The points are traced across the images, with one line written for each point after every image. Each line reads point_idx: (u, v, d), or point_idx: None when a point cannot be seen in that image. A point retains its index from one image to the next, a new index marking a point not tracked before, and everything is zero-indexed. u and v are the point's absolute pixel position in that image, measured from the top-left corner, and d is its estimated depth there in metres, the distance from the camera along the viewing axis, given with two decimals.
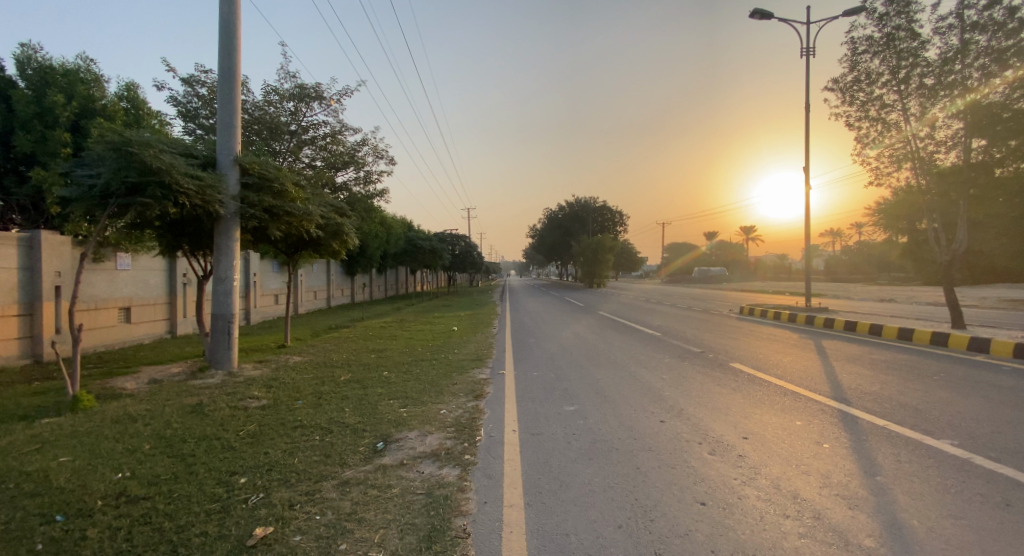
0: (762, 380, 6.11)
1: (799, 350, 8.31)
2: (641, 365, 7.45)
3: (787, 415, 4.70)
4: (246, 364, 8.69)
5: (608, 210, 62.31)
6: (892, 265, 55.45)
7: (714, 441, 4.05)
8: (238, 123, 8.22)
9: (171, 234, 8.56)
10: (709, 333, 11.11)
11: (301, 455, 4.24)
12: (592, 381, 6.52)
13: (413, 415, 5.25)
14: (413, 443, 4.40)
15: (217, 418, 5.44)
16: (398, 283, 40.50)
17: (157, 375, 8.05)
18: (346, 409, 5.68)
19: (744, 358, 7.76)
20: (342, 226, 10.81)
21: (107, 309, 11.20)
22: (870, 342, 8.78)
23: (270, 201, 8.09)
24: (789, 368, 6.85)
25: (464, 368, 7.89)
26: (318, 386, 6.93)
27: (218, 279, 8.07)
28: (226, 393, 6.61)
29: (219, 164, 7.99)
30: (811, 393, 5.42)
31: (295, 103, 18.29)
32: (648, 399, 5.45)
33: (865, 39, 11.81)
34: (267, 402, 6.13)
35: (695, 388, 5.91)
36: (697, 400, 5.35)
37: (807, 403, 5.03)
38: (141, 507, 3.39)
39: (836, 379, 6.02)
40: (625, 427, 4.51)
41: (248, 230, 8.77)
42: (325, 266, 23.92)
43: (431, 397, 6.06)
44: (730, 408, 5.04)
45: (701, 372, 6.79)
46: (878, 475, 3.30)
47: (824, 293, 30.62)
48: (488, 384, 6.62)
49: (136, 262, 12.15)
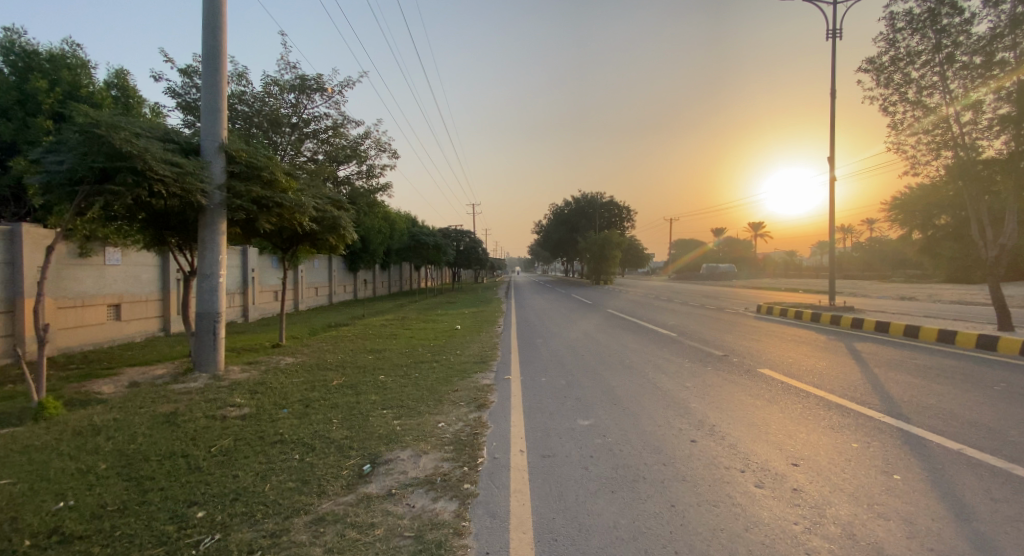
0: (799, 390, 5.48)
1: (831, 354, 7.65)
2: (659, 370, 6.81)
3: (839, 435, 4.07)
4: (234, 365, 8.12)
5: (615, 205, 61.44)
6: (907, 261, 54.29)
7: (761, 470, 3.42)
8: (223, 107, 7.64)
9: (155, 227, 8.00)
10: (728, 333, 10.49)
11: (274, 480, 3.64)
12: (607, 388, 5.91)
13: (407, 429, 4.65)
14: (405, 466, 3.79)
15: (189, 430, 4.86)
16: (401, 278, 40.00)
17: (138, 378, 7.50)
18: (334, 421, 5.10)
19: (773, 362, 7.09)
20: (338, 219, 10.21)
21: (95, 307, 10.68)
22: (909, 345, 8.09)
23: (259, 191, 7.50)
24: (827, 374, 6.22)
25: (467, 372, 7.28)
26: (307, 392, 6.35)
27: (203, 275, 7.50)
28: (206, 400, 6.03)
29: (203, 152, 7.40)
30: (860, 406, 4.80)
31: (296, 94, 17.76)
32: (674, 412, 4.83)
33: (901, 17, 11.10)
34: (248, 411, 5.55)
35: (724, 399, 5.29)
36: (729, 414, 4.74)
37: (858, 420, 4.40)
38: (72, 550, 2.80)
39: (883, 390, 5.37)
40: (651, 448, 3.90)
41: (236, 223, 8.20)
42: (327, 262, 23.40)
43: (428, 406, 5.45)
44: (769, 424, 4.42)
45: (728, 379, 6.17)
46: (975, 522, 2.68)
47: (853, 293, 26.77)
48: (492, 391, 6.01)
49: (126, 257, 11.62)
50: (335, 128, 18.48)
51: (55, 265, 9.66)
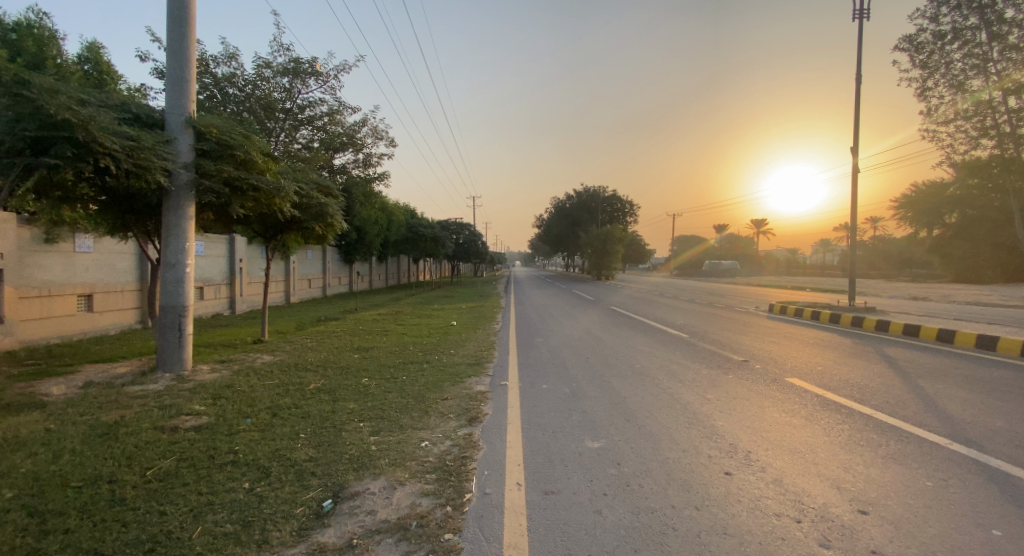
0: (840, 406, 4.76)
1: (861, 361, 6.94)
2: (674, 378, 6.10)
3: (905, 470, 3.35)
4: (203, 364, 7.38)
5: (618, 199, 60.72)
6: (914, 260, 53.53)
7: (822, 521, 2.70)
8: (191, 78, 6.87)
9: (117, 211, 7.23)
10: (742, 334, 9.82)
11: (207, 521, 2.91)
12: (617, 399, 5.20)
13: (383, 450, 3.93)
14: (374, 503, 3.06)
15: (127, 447, 4.13)
16: (398, 271, 39.27)
17: (95, 377, 6.77)
18: (301, 437, 4.38)
19: (801, 370, 6.36)
20: (324, 207, 9.44)
21: (64, 296, 9.95)
22: (948, 351, 7.39)
23: (230, 171, 6.75)
24: (865, 386, 5.53)
25: (459, 376, 6.55)
26: (278, 399, 5.62)
27: (167, 264, 6.70)
28: (162, 406, 5.29)
29: (167, 126, 6.64)
30: (916, 428, 4.11)
31: (289, 79, 16.97)
32: (700, 433, 4.12)
33: (924, 51, 16.54)
34: (205, 422, 4.80)
35: (753, 415, 4.59)
36: (763, 436, 4.03)
37: (922, 450, 3.68)
38: None
39: (940, 409, 4.63)
40: (677, 485, 3.17)
41: (207, 208, 7.43)
42: (321, 253, 22.66)
43: (411, 419, 4.73)
44: (815, 451, 3.70)
45: (753, 389, 5.48)
46: None
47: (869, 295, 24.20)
48: (486, 400, 5.29)
49: (100, 245, 10.89)
50: (330, 115, 17.71)
51: (17, 251, 8.90)
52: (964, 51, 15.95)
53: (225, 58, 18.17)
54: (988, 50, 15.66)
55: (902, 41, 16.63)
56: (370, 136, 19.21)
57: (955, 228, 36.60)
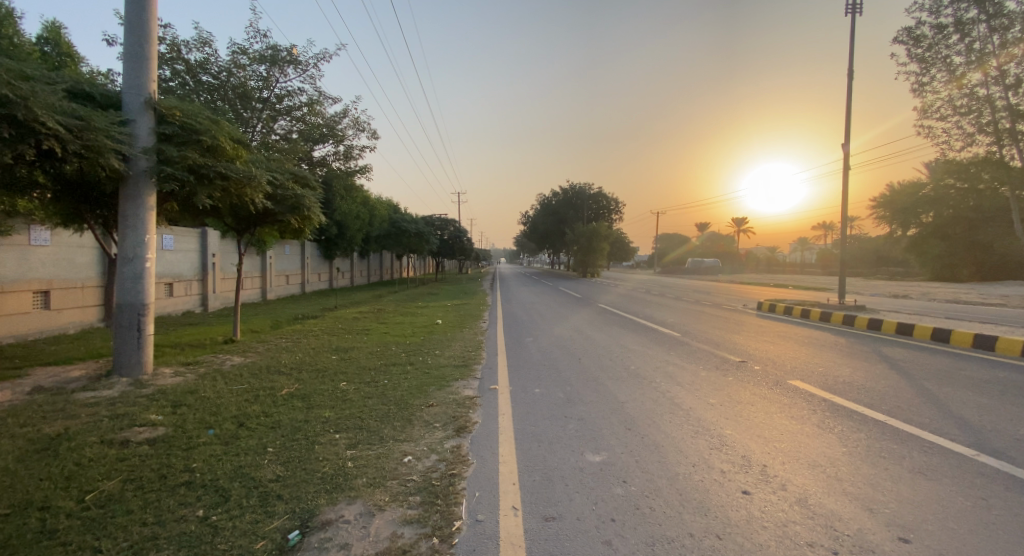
0: (851, 412, 4.47)
1: (862, 361, 6.71)
2: (672, 380, 5.78)
3: (939, 488, 3.05)
4: (166, 367, 6.83)
5: (602, 196, 60.64)
6: (891, 259, 54.46)
7: (862, 552, 2.38)
8: (153, 56, 6.33)
9: (69, 199, 6.62)
10: (736, 333, 9.59)
11: None
12: (615, 405, 4.85)
13: (361, 468, 3.50)
14: (349, 534, 2.65)
15: (68, 465, 3.63)
16: (380, 267, 38.42)
17: (44, 381, 6.19)
18: (269, 451, 3.92)
19: (802, 372, 6.11)
20: (300, 198, 8.91)
21: (18, 293, 9.24)
22: (948, 351, 7.21)
23: (195, 157, 6.20)
24: (871, 389, 5.29)
25: (445, 379, 6.13)
26: (246, 406, 5.13)
27: (124, 259, 6.15)
28: (114, 415, 4.76)
29: (125, 107, 6.08)
30: (937, 437, 3.84)
31: (266, 67, 16.24)
32: (710, 444, 3.78)
33: (922, 44, 16.69)
34: (161, 434, 4.31)
35: (762, 423, 4.27)
36: (777, 447, 3.71)
37: (948, 463, 3.39)
38: None
39: (956, 415, 4.37)
40: (693, 507, 2.82)
41: (170, 198, 6.87)
42: (299, 248, 21.92)
43: (392, 430, 4.30)
44: (836, 465, 3.39)
45: (756, 393, 5.18)
46: None
47: (855, 293, 24.23)
48: (474, 407, 4.89)
49: (58, 238, 10.18)
50: (310, 105, 17.06)
51: None
52: (964, 44, 16.15)
53: (198, 44, 17.39)
54: (989, 42, 15.74)
55: (901, 33, 16.60)
56: (351, 128, 18.58)
57: (931, 226, 37.18)
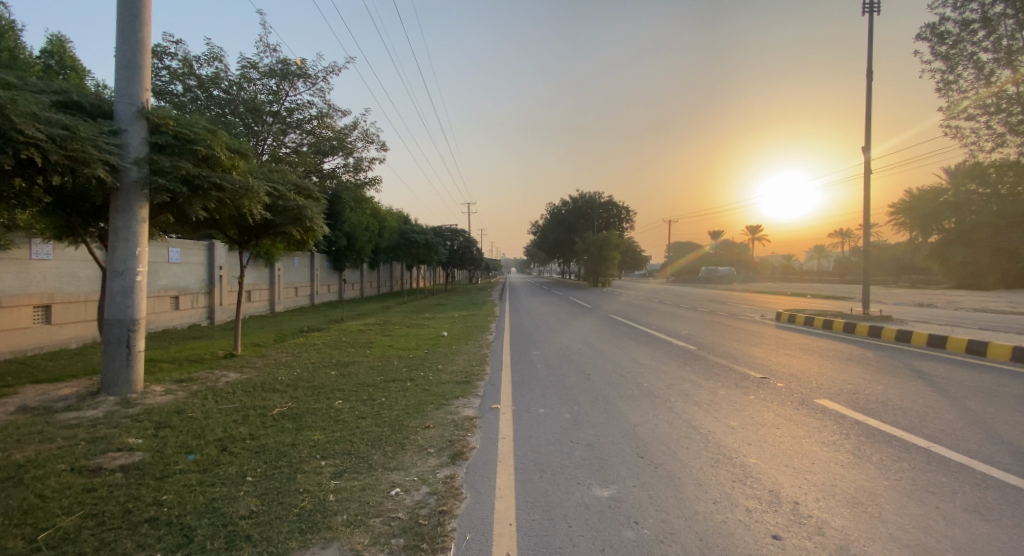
0: (889, 437, 4.03)
1: (894, 377, 6.24)
2: (688, 400, 5.37)
3: (1006, 532, 2.62)
4: (158, 384, 6.58)
5: (613, 205, 60.30)
6: (912, 266, 53.10)
7: None
8: (146, 65, 6.17)
9: (59, 212, 6.44)
10: (754, 345, 9.13)
11: None
12: (626, 428, 4.46)
13: (343, 502, 3.16)
14: None
15: (29, 497, 3.34)
16: (390, 278, 38.38)
17: (31, 400, 5.97)
18: (248, 480, 3.60)
19: (830, 389, 5.67)
20: (302, 209, 8.69)
21: (18, 308, 9.13)
22: (989, 365, 6.69)
23: (188, 167, 6.00)
24: (909, 409, 4.82)
25: (445, 397, 5.80)
26: (232, 428, 4.83)
27: (114, 272, 5.94)
28: (91, 439, 4.49)
29: (117, 117, 5.91)
30: (992, 468, 3.40)
31: (276, 81, 16.27)
32: (733, 476, 3.38)
33: (947, 41, 16.19)
34: (137, 460, 4.03)
35: (791, 450, 3.84)
36: (809, 481, 3.29)
37: (1007, 500, 2.96)
38: None
39: (1007, 440, 3.92)
40: None
41: (165, 209, 6.68)
42: (308, 260, 21.87)
43: (382, 456, 3.97)
44: (878, 503, 2.96)
45: (782, 415, 4.74)
46: None
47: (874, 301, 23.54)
48: (473, 430, 4.54)
49: (60, 251, 10.10)
50: (320, 118, 17.05)
51: None
52: (991, 40, 15.63)
53: (210, 59, 17.54)
54: (1018, 38, 15.19)
55: (924, 31, 16.13)
56: (361, 140, 18.52)
57: (954, 232, 36.09)
